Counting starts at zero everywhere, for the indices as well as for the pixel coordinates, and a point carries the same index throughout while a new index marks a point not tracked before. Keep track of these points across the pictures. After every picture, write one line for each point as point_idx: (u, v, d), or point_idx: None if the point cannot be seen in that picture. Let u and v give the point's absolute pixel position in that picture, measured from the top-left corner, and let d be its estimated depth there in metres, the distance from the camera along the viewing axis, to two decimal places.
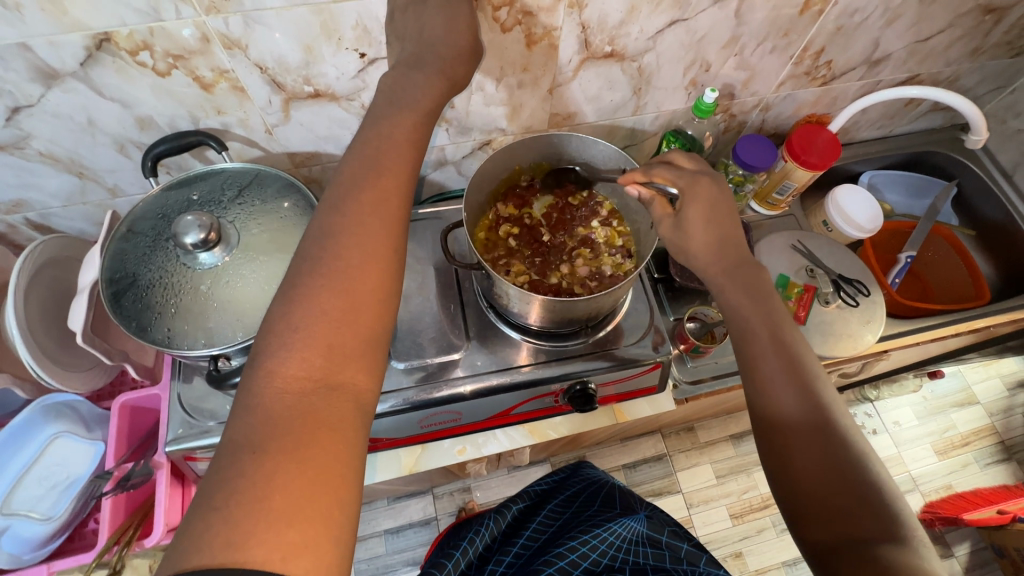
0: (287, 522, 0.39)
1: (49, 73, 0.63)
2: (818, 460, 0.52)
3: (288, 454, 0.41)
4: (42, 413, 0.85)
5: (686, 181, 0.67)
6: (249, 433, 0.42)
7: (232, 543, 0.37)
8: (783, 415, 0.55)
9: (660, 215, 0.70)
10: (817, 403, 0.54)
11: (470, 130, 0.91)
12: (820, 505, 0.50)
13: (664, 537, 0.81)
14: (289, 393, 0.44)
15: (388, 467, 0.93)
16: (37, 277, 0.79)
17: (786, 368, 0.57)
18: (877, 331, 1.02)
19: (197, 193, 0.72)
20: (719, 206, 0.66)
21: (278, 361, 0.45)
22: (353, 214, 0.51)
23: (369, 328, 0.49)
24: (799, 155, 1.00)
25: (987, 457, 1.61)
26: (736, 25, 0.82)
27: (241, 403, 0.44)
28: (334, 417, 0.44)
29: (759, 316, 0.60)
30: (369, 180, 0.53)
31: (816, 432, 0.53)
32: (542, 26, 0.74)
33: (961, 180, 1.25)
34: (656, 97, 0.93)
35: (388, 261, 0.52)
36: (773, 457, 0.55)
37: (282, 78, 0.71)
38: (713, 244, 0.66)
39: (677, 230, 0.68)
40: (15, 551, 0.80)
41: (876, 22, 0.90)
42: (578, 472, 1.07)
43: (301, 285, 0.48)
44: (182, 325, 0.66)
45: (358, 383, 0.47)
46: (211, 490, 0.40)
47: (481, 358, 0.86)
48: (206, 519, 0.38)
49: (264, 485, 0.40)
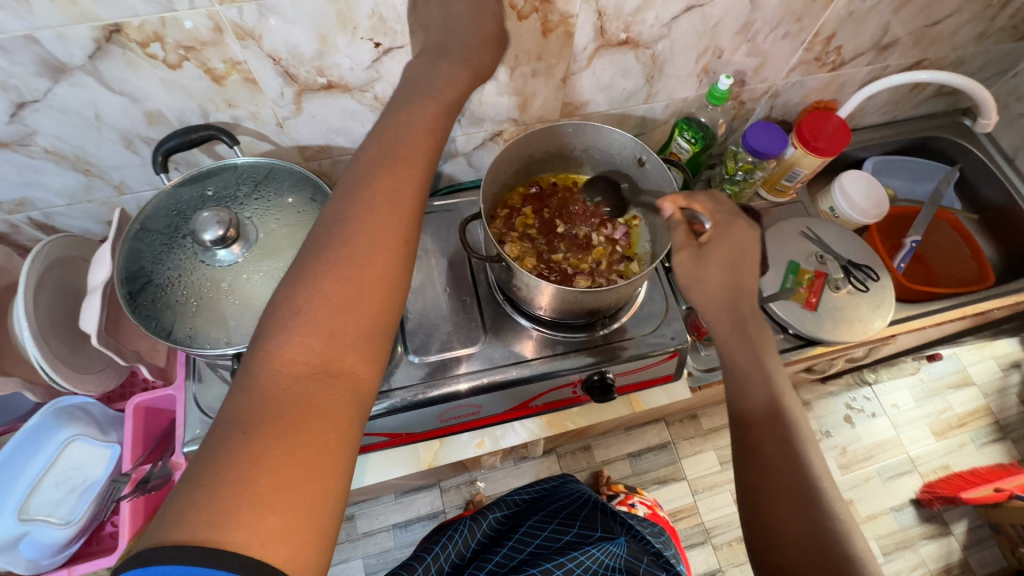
0: (269, 507, 0.38)
1: (56, 67, 0.61)
2: (784, 471, 0.54)
3: (277, 438, 0.41)
4: (55, 417, 0.83)
5: (722, 219, 0.65)
6: (239, 410, 0.42)
7: (215, 522, 0.37)
8: (755, 423, 0.58)
9: (681, 243, 0.65)
10: (786, 417, 0.57)
11: (482, 121, 0.90)
12: (778, 512, 0.53)
13: (641, 564, 0.84)
14: (285, 375, 0.43)
15: (405, 462, 0.93)
16: (46, 278, 0.77)
17: (761, 381, 0.59)
18: (887, 316, 1.03)
19: (211, 189, 0.70)
20: (745, 257, 0.63)
21: (314, 356, 0.44)
22: (383, 207, 0.50)
23: (370, 318, 0.47)
24: (809, 141, 1.00)
25: (983, 437, 1.65)
26: (751, 11, 0.81)
27: (237, 383, 0.43)
28: (328, 406, 0.43)
29: (745, 342, 0.61)
30: (386, 169, 0.52)
31: (784, 444, 0.55)
32: (559, 13, 0.73)
33: (963, 165, 1.26)
34: (668, 84, 0.92)
35: (401, 249, 0.50)
36: (743, 459, 0.57)
37: (295, 70, 0.69)
38: (727, 286, 0.62)
39: (698, 262, 0.63)
40: (33, 556, 0.80)
41: (887, 7, 0.90)
42: (563, 487, 1.07)
43: (310, 268, 0.47)
44: (203, 323, 0.64)
45: (358, 372, 0.46)
46: (195, 468, 0.39)
47: (498, 351, 0.86)
48: (192, 498, 0.38)
49: (251, 467, 0.39)
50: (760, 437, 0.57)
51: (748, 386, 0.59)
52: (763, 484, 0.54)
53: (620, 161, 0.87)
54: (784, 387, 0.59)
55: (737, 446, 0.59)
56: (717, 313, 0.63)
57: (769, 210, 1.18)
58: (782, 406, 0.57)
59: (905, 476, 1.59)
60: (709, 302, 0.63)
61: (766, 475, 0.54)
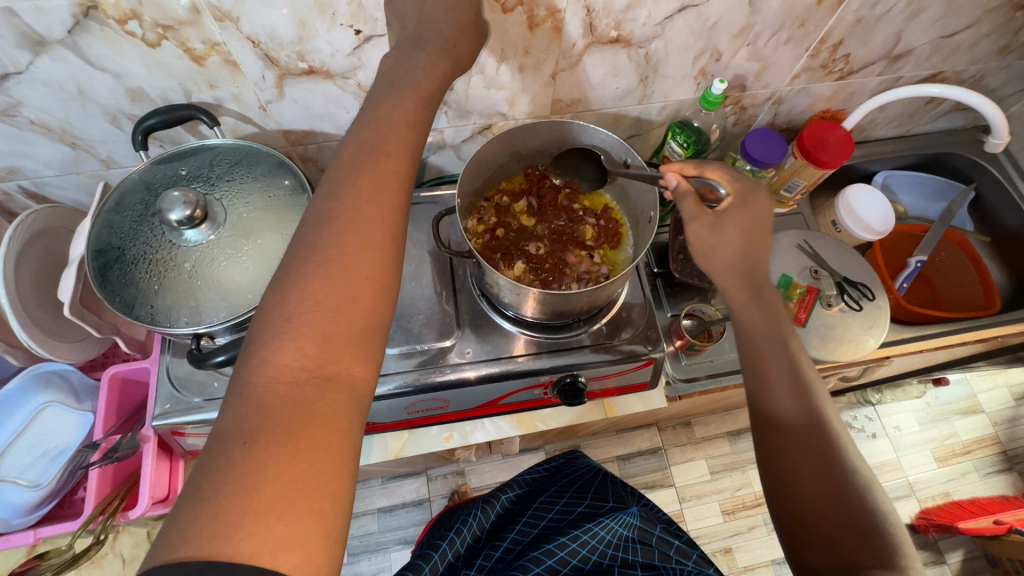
0: (277, 516, 0.38)
1: (36, 40, 0.61)
2: (816, 470, 0.53)
3: (280, 445, 0.40)
4: (33, 381, 0.88)
5: (744, 187, 0.62)
6: (242, 421, 0.41)
7: (222, 535, 0.37)
8: (785, 424, 0.56)
9: (694, 210, 0.62)
10: (819, 415, 0.55)
11: (470, 113, 0.89)
12: (814, 509, 0.52)
13: (655, 531, 0.78)
14: (282, 384, 0.43)
15: (376, 450, 0.94)
16: (29, 246, 0.79)
17: (790, 375, 0.57)
18: (880, 337, 0.99)
19: (186, 168, 0.71)
20: (758, 225, 0.61)
21: (270, 350, 0.44)
22: (340, 198, 0.50)
23: (365, 317, 0.47)
24: (810, 152, 0.96)
25: (988, 466, 1.59)
26: (751, 13, 0.78)
27: (232, 392, 0.43)
28: (329, 408, 0.43)
29: (772, 329, 0.59)
30: (367, 165, 0.51)
31: (819, 442, 0.54)
32: (545, 7, 0.71)
33: (979, 184, 1.21)
34: (663, 86, 0.90)
35: (382, 245, 0.49)
36: (769, 462, 0.56)
37: (275, 53, 0.69)
38: (741, 256, 0.60)
39: (714, 231, 0.60)
40: (4, 515, 0.83)
41: (898, 15, 0.85)
42: (572, 462, 1.03)
43: (298, 272, 0.47)
44: (167, 302, 0.66)
45: (355, 372, 0.46)
46: (198, 481, 0.39)
47: (471, 346, 0.85)
48: (195, 512, 0.37)
49: (255, 477, 0.39)
50: (789, 439, 0.55)
51: (771, 370, 0.58)
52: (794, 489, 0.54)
53: None
54: (811, 376, 0.58)
55: (763, 448, 0.57)
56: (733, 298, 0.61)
57: None
58: (815, 400, 0.56)
59: (901, 501, 1.55)
60: (721, 274, 0.62)
61: (798, 475, 0.54)
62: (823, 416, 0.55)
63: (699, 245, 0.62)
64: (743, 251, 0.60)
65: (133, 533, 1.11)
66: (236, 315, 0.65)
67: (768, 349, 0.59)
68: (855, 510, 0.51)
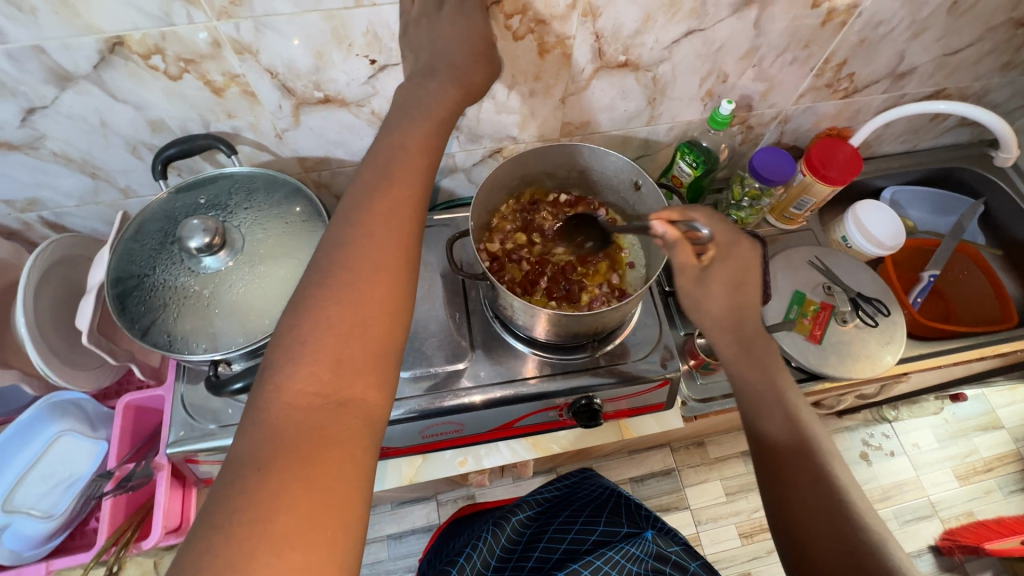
0: (289, 544, 0.37)
1: (63, 76, 0.63)
2: (816, 497, 0.52)
3: (293, 472, 0.40)
4: (49, 411, 0.88)
5: (726, 239, 0.63)
6: (254, 448, 0.41)
7: (235, 565, 0.36)
8: (780, 449, 0.55)
9: (683, 261, 0.65)
10: (809, 440, 0.55)
11: (481, 137, 0.90)
12: (817, 535, 0.50)
13: (672, 553, 0.75)
14: (297, 408, 0.43)
15: (389, 476, 0.92)
16: (47, 275, 0.80)
17: (780, 406, 0.58)
18: (898, 352, 0.98)
19: (204, 197, 0.72)
20: (747, 276, 0.63)
21: (286, 375, 0.44)
22: (358, 223, 0.50)
23: (379, 340, 0.47)
24: (818, 169, 0.97)
25: (1012, 484, 1.55)
26: (756, 35, 0.80)
27: (251, 417, 0.43)
28: (342, 434, 0.43)
29: (761, 365, 0.61)
30: (385, 191, 0.52)
31: (813, 466, 0.53)
32: (555, 34, 0.73)
33: (988, 198, 1.21)
34: (670, 107, 0.91)
35: (400, 270, 0.50)
36: (773, 490, 0.54)
37: (292, 84, 0.71)
38: (733, 308, 0.63)
39: (700, 284, 0.64)
40: (15, 548, 0.82)
41: (901, 35, 0.87)
42: (586, 482, 1.00)
43: (317, 295, 0.47)
44: (184, 329, 0.66)
45: (368, 396, 0.45)
46: (212, 508, 0.38)
47: (484, 369, 0.85)
48: (211, 543, 0.37)
49: (267, 505, 0.38)
50: (783, 462, 0.55)
51: (752, 398, 0.59)
52: (799, 513, 0.51)
53: (611, 183, 0.87)
54: (799, 403, 0.58)
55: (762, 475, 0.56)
56: (726, 338, 0.63)
57: (776, 236, 1.15)
58: (805, 429, 0.56)
59: (925, 521, 1.51)
60: (718, 318, 0.64)
61: (798, 497, 0.52)
62: (814, 443, 0.55)
63: (727, 304, 0.63)
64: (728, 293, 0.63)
65: (140, 564, 1.09)
66: (252, 340, 0.65)
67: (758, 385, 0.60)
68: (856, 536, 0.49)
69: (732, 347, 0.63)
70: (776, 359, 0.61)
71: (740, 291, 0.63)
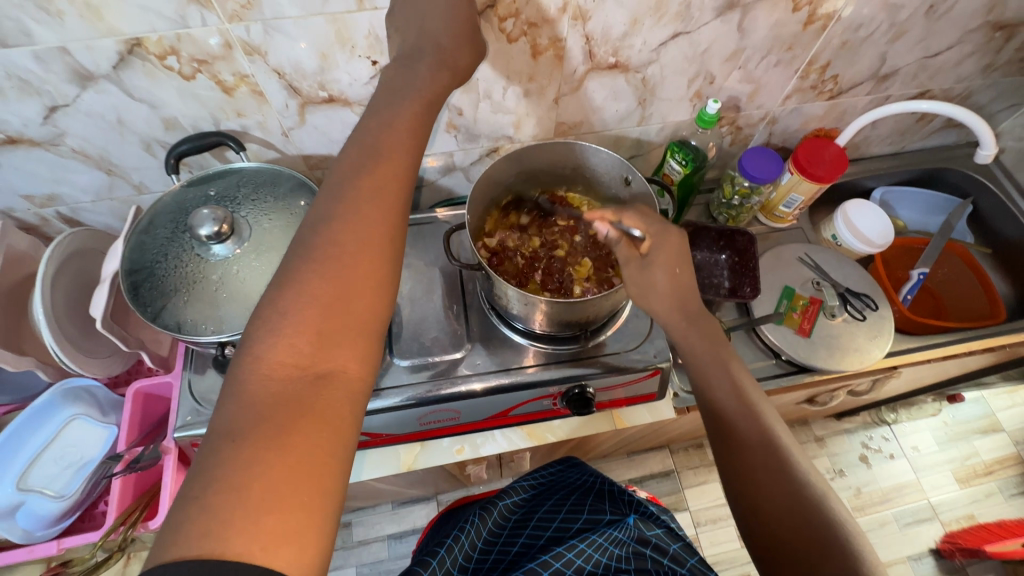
0: (267, 511, 0.40)
1: (85, 75, 0.68)
2: (774, 484, 0.57)
3: (268, 443, 0.43)
4: (62, 396, 0.91)
5: (656, 230, 0.68)
6: (233, 421, 0.44)
7: (214, 533, 0.38)
8: (740, 438, 0.61)
9: (626, 255, 0.70)
10: (772, 434, 0.60)
11: (478, 137, 0.94)
12: (774, 521, 0.56)
13: (652, 535, 0.77)
14: (275, 379, 0.46)
15: (387, 463, 0.94)
16: (64, 266, 0.84)
17: (735, 395, 0.63)
18: (885, 346, 1.00)
19: (213, 190, 0.76)
20: (685, 260, 0.67)
21: (264, 348, 0.47)
22: (359, 201, 0.53)
23: (361, 316, 0.50)
24: (805, 168, 1.00)
25: (1012, 488, 1.56)
26: (741, 38, 0.84)
27: (256, 385, 0.45)
28: (319, 405, 0.45)
29: (716, 356, 0.66)
30: (380, 171, 0.55)
31: (769, 451, 0.59)
32: (547, 37, 0.77)
33: (976, 198, 1.23)
34: (661, 108, 0.95)
35: (385, 252, 0.53)
36: (735, 476, 0.60)
37: (298, 84, 0.75)
38: (674, 293, 0.66)
39: (643, 272, 0.68)
40: (28, 527, 0.85)
41: (881, 38, 0.90)
42: (570, 471, 1.01)
43: (315, 266, 0.50)
44: (193, 314, 0.69)
45: (349, 369, 0.48)
46: (194, 475, 0.41)
47: (481, 357, 0.88)
48: (197, 506, 0.39)
49: (244, 474, 0.41)
50: (742, 449, 0.60)
51: (719, 396, 0.64)
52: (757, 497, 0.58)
53: (603, 178, 0.91)
54: (752, 390, 0.64)
55: (725, 463, 0.62)
56: (678, 327, 0.67)
57: (767, 235, 1.17)
58: (760, 416, 0.62)
59: (925, 524, 1.52)
60: (662, 306, 0.68)
61: (757, 481, 0.58)
62: (770, 429, 0.61)
63: (671, 288, 0.66)
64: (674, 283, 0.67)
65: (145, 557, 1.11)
66: None
67: (717, 379, 0.65)
68: (809, 514, 0.54)
69: (682, 327, 0.67)
70: (727, 346, 0.67)
71: (679, 274, 0.67)
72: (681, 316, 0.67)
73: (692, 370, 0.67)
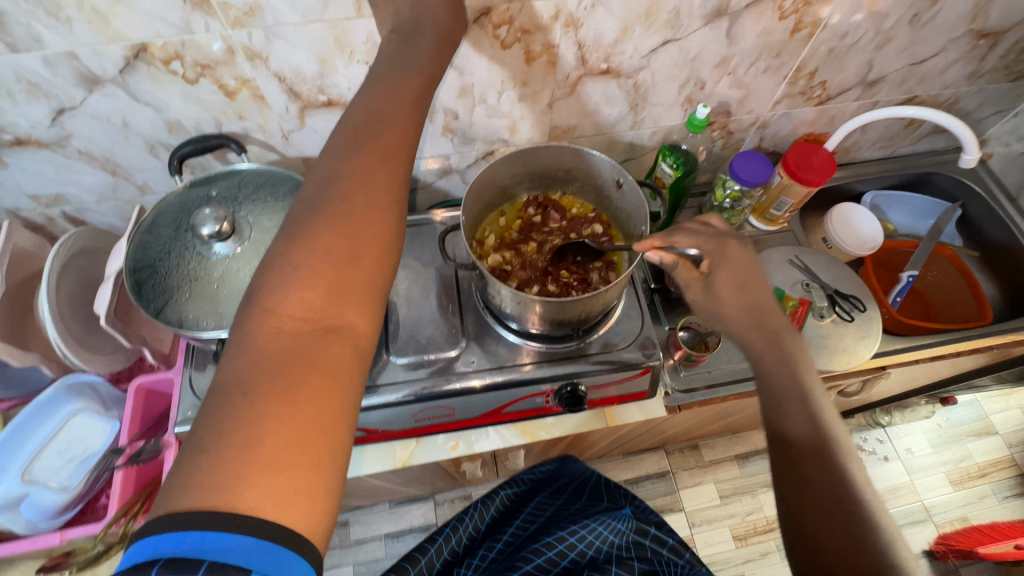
0: (278, 467, 0.40)
1: (92, 79, 0.70)
2: (828, 494, 0.55)
3: (280, 396, 0.42)
4: (65, 391, 0.93)
5: (712, 245, 0.70)
6: (243, 372, 0.43)
7: (224, 487, 0.38)
8: (798, 445, 0.59)
9: (687, 277, 0.73)
10: (831, 441, 0.58)
11: (474, 140, 0.96)
12: (824, 530, 0.53)
13: (650, 531, 0.80)
14: (285, 332, 0.45)
15: (382, 459, 0.96)
16: (69, 265, 0.86)
17: (804, 404, 0.61)
18: (873, 346, 1.02)
19: (215, 190, 0.78)
20: (751, 276, 0.69)
21: (275, 300, 0.46)
22: (364, 167, 0.53)
23: (368, 272, 0.50)
24: (795, 171, 1.02)
25: (1005, 490, 1.57)
26: (729, 45, 0.86)
27: (247, 342, 0.44)
28: (329, 359, 0.45)
29: (787, 367, 0.64)
30: (384, 140, 0.55)
31: (828, 463, 0.56)
32: (540, 43, 0.79)
33: (965, 202, 1.26)
34: (652, 113, 0.97)
35: (388, 211, 0.53)
36: (786, 482, 0.58)
37: (298, 88, 0.77)
38: (745, 310, 0.69)
39: (708, 294, 0.71)
40: (32, 518, 0.86)
41: (867, 45, 0.93)
42: (566, 467, 1.00)
43: (320, 226, 0.49)
44: (196, 310, 0.71)
45: (357, 325, 0.48)
46: (202, 431, 0.41)
47: (476, 356, 0.90)
48: (202, 463, 0.39)
49: (256, 428, 0.41)
50: (799, 457, 0.58)
51: (788, 404, 0.62)
52: (808, 506, 0.55)
53: (596, 179, 0.92)
54: (824, 406, 0.61)
55: (777, 467, 0.60)
56: (756, 339, 0.68)
57: (759, 237, 1.19)
58: (826, 429, 0.59)
59: (918, 526, 1.53)
60: (738, 320, 0.69)
61: (808, 489, 0.56)
62: (834, 442, 0.58)
63: (741, 305, 0.69)
64: (739, 295, 0.69)
65: None
66: None
67: (784, 386, 0.63)
68: (860, 531, 0.52)
69: (762, 343, 0.67)
70: (805, 363, 0.65)
71: (750, 292, 0.69)
72: (758, 329, 0.68)
73: (761, 374, 0.66)
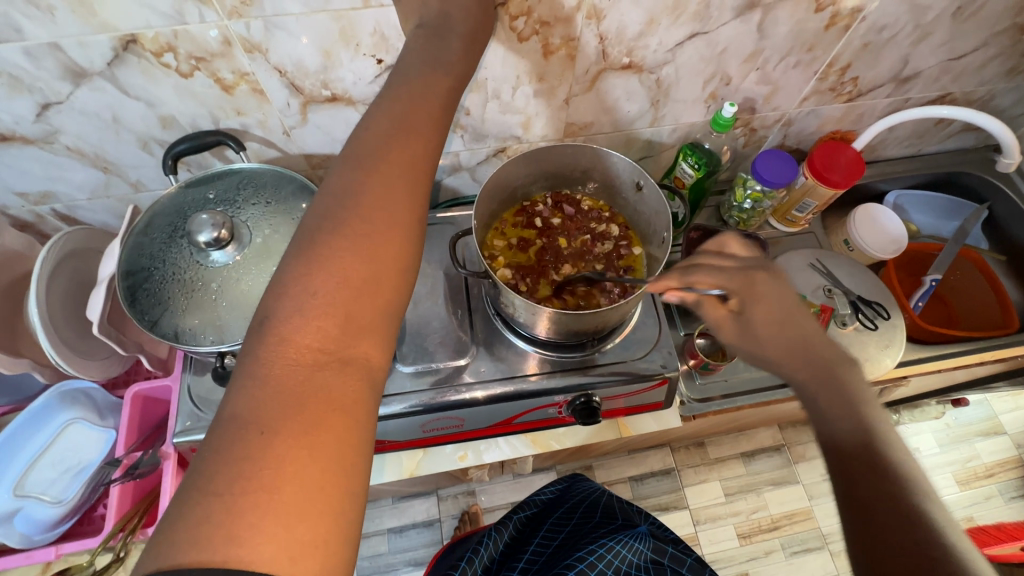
0: (295, 517, 0.36)
1: (78, 72, 0.65)
2: (882, 500, 0.48)
3: (296, 438, 0.38)
4: (58, 399, 0.90)
5: (738, 280, 0.64)
6: (256, 408, 0.38)
7: (235, 539, 0.34)
8: (844, 448, 0.53)
9: (717, 314, 0.66)
10: (876, 437, 0.52)
11: (485, 137, 0.91)
12: (885, 536, 0.47)
13: (666, 558, 0.77)
14: (301, 365, 0.40)
15: (392, 467, 0.93)
16: (59, 267, 0.82)
17: (846, 404, 0.55)
18: (897, 356, 0.98)
19: (213, 192, 0.74)
20: (789, 306, 0.63)
21: (291, 327, 0.41)
22: (379, 180, 0.48)
23: (388, 298, 0.45)
24: (821, 172, 0.97)
25: (1012, 491, 1.55)
26: (760, 39, 0.81)
27: (251, 376, 0.40)
28: (347, 396, 0.41)
29: (824, 377, 0.58)
30: (402, 150, 0.50)
31: (880, 464, 0.51)
32: (559, 36, 0.74)
33: (993, 204, 1.20)
34: (674, 109, 0.92)
35: (409, 228, 0.48)
36: (841, 494, 0.51)
37: (300, 82, 0.72)
38: (789, 346, 0.62)
39: (745, 332, 0.64)
40: (27, 531, 0.85)
41: (905, 40, 0.87)
42: (575, 486, 0.98)
43: (333, 247, 0.44)
44: (193, 322, 0.68)
45: (373, 357, 0.43)
46: (204, 478, 0.36)
47: (485, 365, 0.86)
48: (208, 508, 0.35)
49: (272, 473, 0.36)
50: (849, 462, 0.52)
51: (828, 408, 0.56)
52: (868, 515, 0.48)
53: (614, 180, 0.87)
54: (873, 407, 0.55)
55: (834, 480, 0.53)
56: (784, 358, 0.62)
57: (779, 239, 1.15)
58: (873, 427, 0.53)
59: None
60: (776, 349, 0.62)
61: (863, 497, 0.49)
62: (879, 438, 0.52)
63: (772, 326, 0.63)
64: (777, 330, 0.63)
65: None
66: None
67: (819, 388, 0.58)
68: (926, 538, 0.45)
69: (802, 374, 0.60)
70: (850, 372, 0.59)
71: (787, 319, 0.63)
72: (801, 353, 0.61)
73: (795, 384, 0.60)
